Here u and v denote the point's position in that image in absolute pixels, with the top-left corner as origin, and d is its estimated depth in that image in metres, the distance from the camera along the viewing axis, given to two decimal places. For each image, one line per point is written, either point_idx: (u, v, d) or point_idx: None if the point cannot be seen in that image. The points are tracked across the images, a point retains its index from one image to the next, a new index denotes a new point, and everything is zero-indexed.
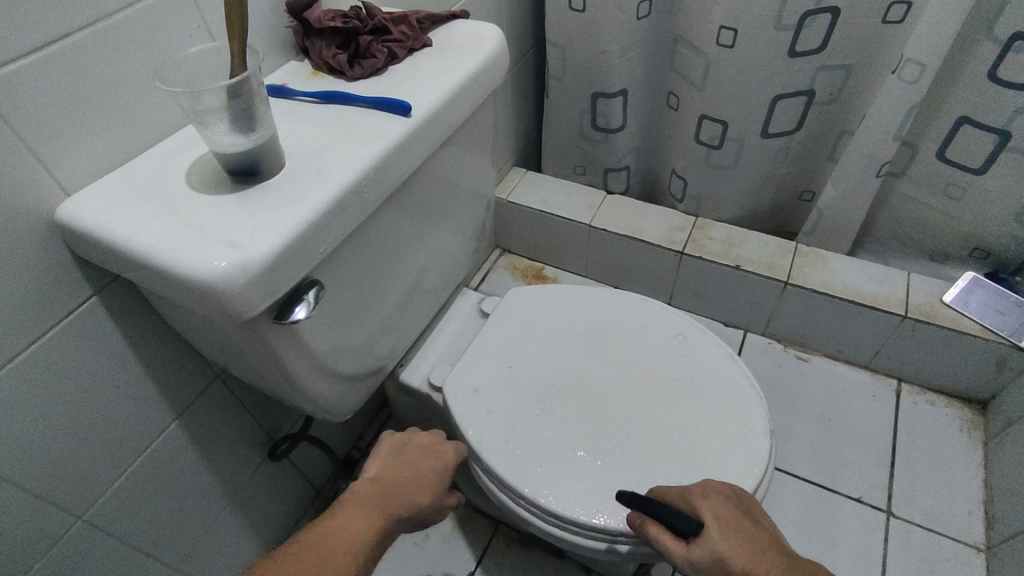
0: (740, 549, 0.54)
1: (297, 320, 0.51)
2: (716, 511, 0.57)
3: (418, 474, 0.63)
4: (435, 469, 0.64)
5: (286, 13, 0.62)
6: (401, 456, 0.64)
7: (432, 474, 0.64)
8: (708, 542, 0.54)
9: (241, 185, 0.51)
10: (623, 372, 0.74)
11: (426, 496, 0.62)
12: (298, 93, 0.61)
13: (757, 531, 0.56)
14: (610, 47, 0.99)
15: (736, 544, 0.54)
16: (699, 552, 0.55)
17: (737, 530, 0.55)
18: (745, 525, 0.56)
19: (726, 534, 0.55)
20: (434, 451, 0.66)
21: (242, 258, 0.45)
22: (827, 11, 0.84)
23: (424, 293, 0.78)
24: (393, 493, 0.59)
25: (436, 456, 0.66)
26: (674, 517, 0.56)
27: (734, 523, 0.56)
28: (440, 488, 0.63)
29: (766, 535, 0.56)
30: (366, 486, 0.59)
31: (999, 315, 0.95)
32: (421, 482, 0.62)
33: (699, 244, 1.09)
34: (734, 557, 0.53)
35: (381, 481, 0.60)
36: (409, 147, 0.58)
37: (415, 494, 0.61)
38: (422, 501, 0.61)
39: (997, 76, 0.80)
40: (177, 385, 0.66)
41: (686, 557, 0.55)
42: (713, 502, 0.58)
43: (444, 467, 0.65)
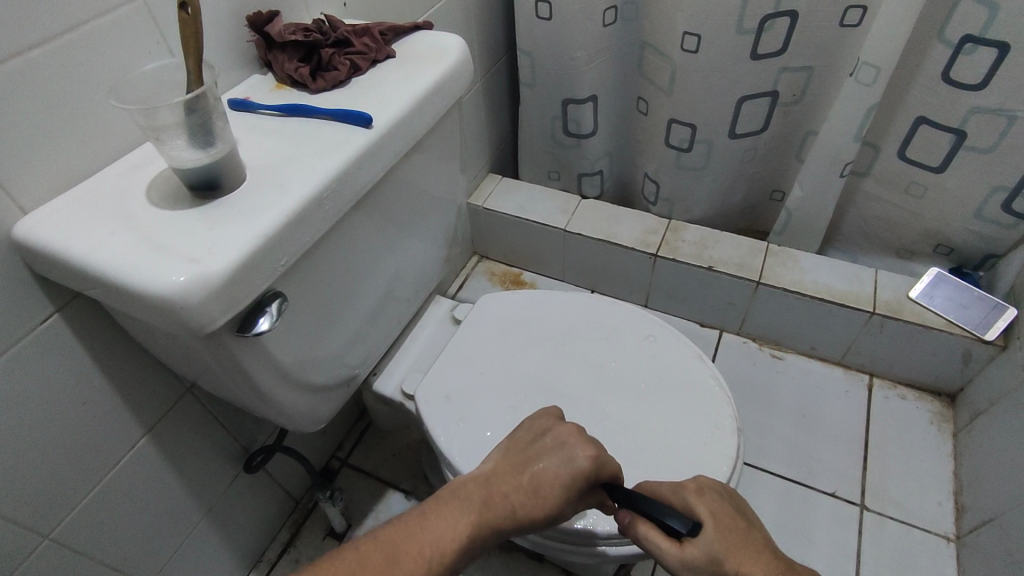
0: (738, 548, 0.52)
1: (260, 332, 0.52)
2: (711, 509, 0.54)
3: (536, 480, 0.53)
4: (557, 481, 0.53)
5: (247, 26, 0.62)
6: (525, 455, 0.55)
7: (550, 482, 0.53)
8: (706, 541, 0.52)
9: (201, 199, 0.51)
10: (595, 375, 0.75)
11: (536, 509, 0.53)
12: (260, 107, 0.61)
13: (751, 531, 0.54)
14: (577, 54, 1.00)
15: (732, 544, 0.52)
16: (694, 552, 0.51)
17: (733, 529, 0.53)
18: (739, 523, 0.54)
19: (722, 533, 0.53)
20: (567, 453, 0.54)
21: (200, 272, 0.45)
22: (786, 14, 0.86)
23: (395, 301, 0.79)
24: (494, 502, 0.53)
25: (565, 463, 0.53)
26: (667, 517, 0.52)
27: (730, 522, 0.54)
28: (561, 500, 0.53)
29: (760, 536, 0.54)
30: (468, 486, 0.54)
31: (963, 309, 0.98)
32: (533, 490, 0.53)
33: (672, 246, 1.10)
34: (731, 557, 0.51)
35: (487, 482, 0.54)
36: (370, 159, 0.59)
37: (520, 504, 0.53)
38: (530, 514, 0.53)
39: (949, 77, 0.83)
40: (147, 400, 0.66)
41: (680, 557, 0.51)
42: (709, 500, 0.55)
43: (573, 478, 0.53)
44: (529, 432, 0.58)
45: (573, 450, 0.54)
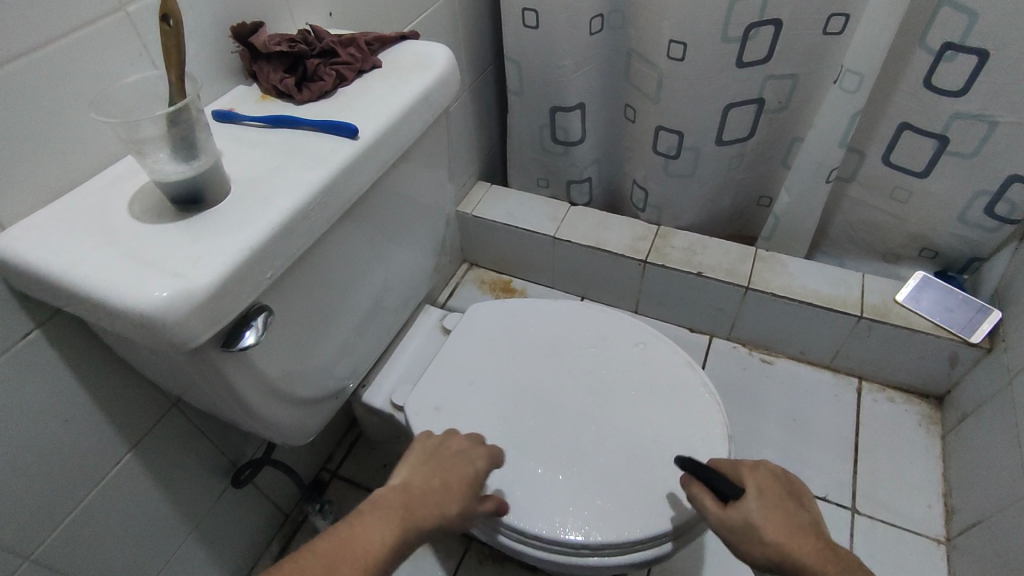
0: (776, 522, 0.56)
1: (246, 346, 0.51)
2: (759, 483, 0.59)
3: (449, 481, 0.60)
4: (464, 478, 0.61)
5: (231, 37, 0.61)
6: (430, 463, 0.62)
7: (459, 481, 0.61)
8: (746, 508, 0.57)
9: (185, 213, 0.51)
10: (586, 383, 0.74)
11: (450, 506, 0.58)
12: (245, 118, 0.60)
13: (800, 514, 0.57)
14: (565, 62, 1.01)
15: (773, 518, 0.56)
16: (734, 515, 0.57)
17: (777, 505, 0.57)
18: (786, 503, 0.58)
19: (766, 505, 0.57)
20: (465, 456, 0.63)
21: (185, 287, 0.45)
22: (770, 23, 0.86)
23: (383, 312, 0.78)
24: (416, 505, 0.57)
25: (466, 463, 0.63)
26: (716, 478, 0.59)
27: (777, 500, 0.58)
28: (468, 497, 0.60)
29: (805, 516, 0.57)
30: (388, 497, 0.57)
31: (948, 312, 0.99)
32: (449, 490, 0.59)
33: (662, 252, 1.11)
34: (767, 527, 0.56)
35: (406, 489, 0.58)
36: (357, 170, 0.58)
37: (439, 503, 0.58)
38: (446, 512, 0.58)
39: (931, 83, 0.84)
40: (131, 415, 0.65)
41: (721, 517, 0.58)
42: (760, 476, 0.60)
43: (476, 474, 0.62)
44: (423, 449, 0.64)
45: (472, 456, 0.64)
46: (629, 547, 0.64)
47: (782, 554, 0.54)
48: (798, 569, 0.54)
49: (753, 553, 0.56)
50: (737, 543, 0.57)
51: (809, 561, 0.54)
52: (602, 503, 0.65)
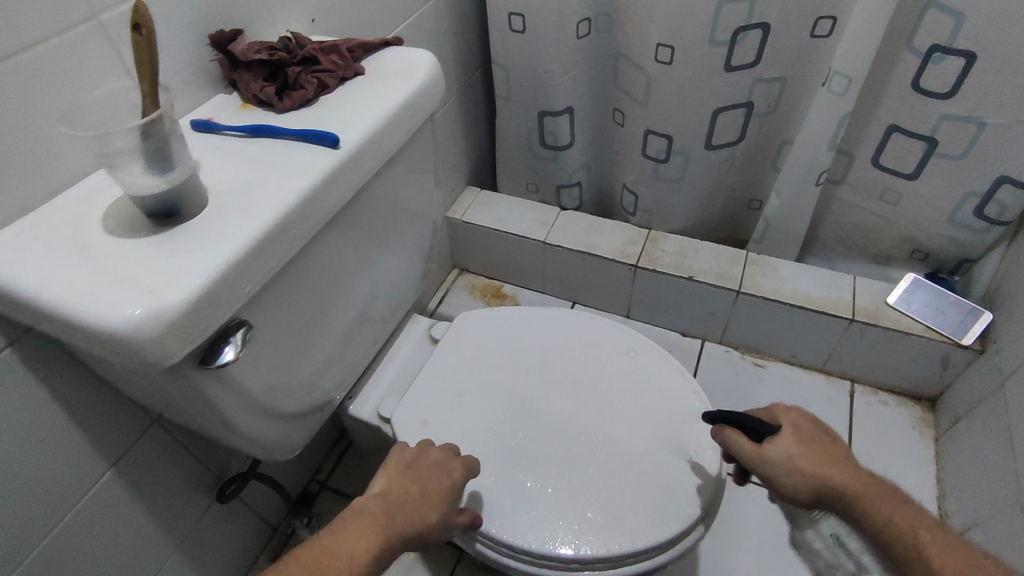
0: (814, 456, 0.56)
1: (224, 363, 0.49)
2: (792, 421, 0.60)
3: (427, 491, 0.59)
4: (442, 488, 0.60)
5: (208, 45, 0.60)
6: (409, 472, 0.61)
7: (438, 492, 0.60)
8: (783, 444, 0.57)
9: (160, 227, 0.49)
10: (576, 392, 0.73)
11: (429, 516, 0.58)
12: (224, 127, 0.59)
13: (836, 446, 0.58)
14: (552, 67, 1.00)
15: (811, 452, 0.57)
16: (772, 451, 0.58)
17: (813, 440, 0.58)
18: (820, 438, 0.58)
19: (802, 440, 0.58)
20: (443, 467, 0.62)
21: (158, 304, 0.43)
22: (758, 26, 0.86)
23: (370, 322, 0.77)
24: (396, 513, 0.56)
25: (444, 474, 0.62)
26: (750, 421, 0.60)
27: (813, 435, 0.58)
28: (445, 508, 0.60)
29: (842, 450, 0.58)
30: (368, 504, 0.56)
31: (940, 314, 0.98)
32: (427, 501, 0.59)
33: (653, 257, 1.10)
34: (806, 461, 0.56)
35: (384, 498, 0.57)
36: (339, 180, 0.57)
37: (418, 514, 0.57)
38: (424, 522, 0.57)
39: (919, 86, 0.84)
40: (109, 433, 0.63)
41: (758, 455, 0.58)
42: (794, 415, 0.60)
43: (453, 486, 0.62)
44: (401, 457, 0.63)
45: (450, 466, 0.63)
46: (619, 561, 0.63)
47: (825, 483, 0.55)
48: (841, 497, 0.55)
49: (794, 487, 0.56)
50: (776, 480, 0.57)
51: (853, 489, 0.54)
52: (593, 516, 0.64)
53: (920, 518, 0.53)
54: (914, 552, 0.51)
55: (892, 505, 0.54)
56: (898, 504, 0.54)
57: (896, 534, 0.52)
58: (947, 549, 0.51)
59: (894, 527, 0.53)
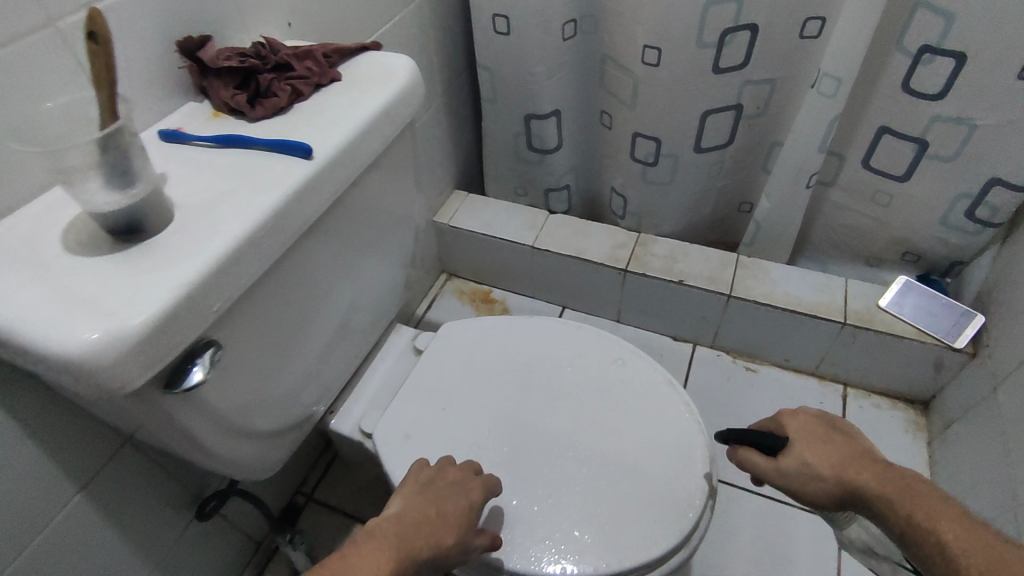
0: (828, 456, 0.56)
1: (191, 385, 0.48)
2: (803, 427, 0.59)
3: (443, 512, 0.57)
4: (458, 509, 0.58)
5: (176, 52, 0.57)
6: (425, 493, 0.58)
7: (453, 513, 0.57)
8: (797, 452, 0.57)
9: (123, 244, 0.47)
10: (563, 404, 0.72)
11: (445, 538, 0.55)
12: (194, 138, 0.56)
13: (849, 441, 0.57)
14: (537, 69, 0.98)
15: (825, 453, 0.56)
16: (787, 462, 0.57)
17: (825, 441, 0.57)
18: (832, 438, 0.58)
19: (814, 443, 0.57)
20: (459, 487, 0.60)
21: (118, 327, 0.41)
22: (746, 27, 0.84)
23: (351, 335, 0.75)
24: (410, 535, 0.53)
25: (460, 494, 0.59)
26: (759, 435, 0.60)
27: (824, 435, 0.58)
28: (463, 529, 0.57)
29: (856, 444, 0.57)
30: (381, 526, 0.54)
31: (932, 317, 0.97)
32: (443, 522, 0.56)
33: (642, 261, 1.09)
34: (822, 464, 0.56)
35: (400, 519, 0.55)
36: (312, 192, 0.55)
37: (433, 535, 0.55)
38: (441, 543, 0.55)
39: (910, 87, 0.82)
40: (78, 455, 0.61)
41: (776, 469, 0.58)
42: (801, 419, 0.60)
43: (471, 506, 0.59)
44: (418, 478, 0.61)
45: (467, 487, 0.60)
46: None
47: (842, 486, 0.54)
48: (861, 497, 0.54)
49: (815, 493, 0.56)
50: (799, 489, 0.57)
51: (871, 487, 0.53)
52: (580, 534, 0.63)
53: (947, 509, 0.50)
54: (942, 548, 0.48)
55: (917, 499, 0.51)
56: (924, 498, 0.51)
57: (924, 530, 0.50)
58: (977, 541, 0.48)
59: (921, 524, 0.50)
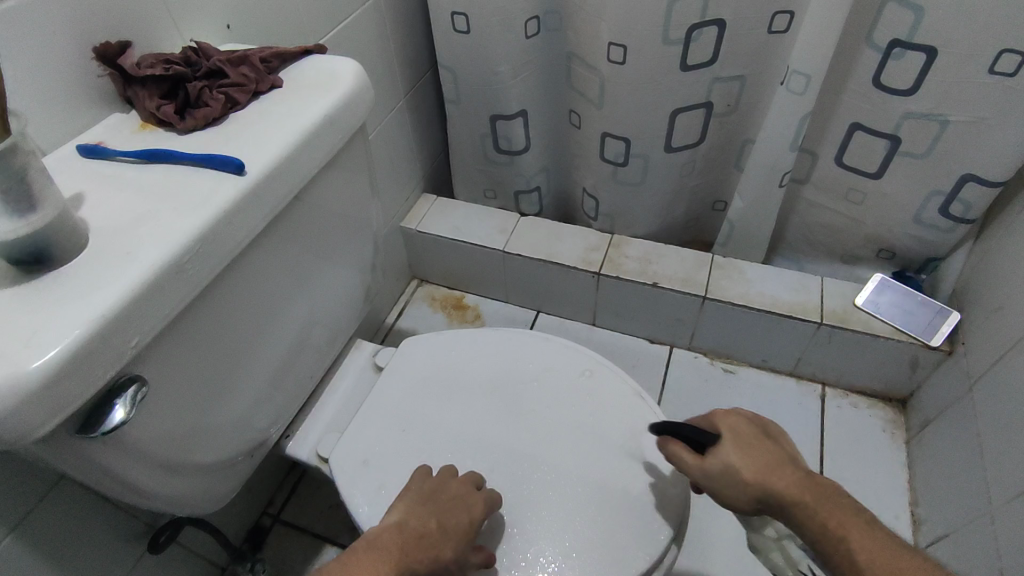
0: (754, 461, 0.54)
1: (114, 424, 0.44)
2: (734, 427, 0.57)
3: (443, 527, 0.55)
4: (458, 524, 0.56)
5: (93, 59, 0.53)
6: (428, 505, 0.57)
7: (454, 529, 0.55)
8: (724, 453, 0.54)
9: (28, 274, 0.43)
10: (530, 421, 0.69)
11: (442, 553, 0.54)
12: (115, 153, 0.52)
13: (777, 448, 0.55)
14: (500, 68, 0.95)
15: (751, 458, 0.54)
16: (712, 462, 0.55)
17: (755, 445, 0.55)
18: (762, 441, 0.55)
19: (742, 446, 0.55)
20: (462, 502, 0.58)
21: (13, 372, 0.37)
22: (712, 23, 0.81)
23: (305, 355, 0.71)
24: (408, 550, 0.53)
25: (462, 508, 0.57)
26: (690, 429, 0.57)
27: (753, 439, 0.55)
28: (463, 545, 0.55)
29: (785, 453, 0.55)
30: (383, 536, 0.54)
31: (909, 315, 0.96)
32: (442, 537, 0.54)
33: (616, 263, 1.06)
34: (747, 468, 0.53)
35: (400, 531, 0.54)
36: (246, 211, 0.51)
37: (431, 550, 0.53)
38: (437, 559, 0.53)
39: (880, 82, 0.80)
40: (4, 495, 0.56)
41: (700, 467, 0.55)
42: (733, 419, 0.57)
43: (473, 522, 0.56)
44: (427, 486, 0.60)
45: (470, 501, 0.58)
46: None
47: (765, 494, 0.52)
48: (782, 504, 0.52)
49: (736, 497, 0.54)
50: (719, 491, 0.54)
51: (793, 498, 0.52)
52: (548, 563, 0.60)
53: (860, 520, 0.51)
54: (849, 558, 0.50)
55: (832, 508, 0.52)
56: (839, 509, 0.52)
57: (835, 539, 0.50)
58: (884, 554, 0.49)
59: (835, 531, 0.51)
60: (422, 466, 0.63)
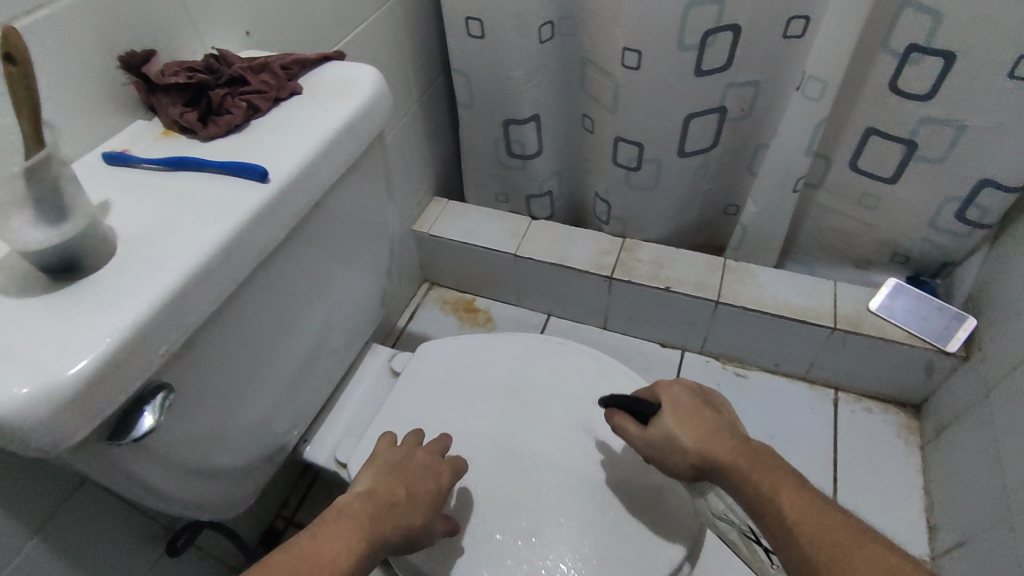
0: (692, 430, 0.59)
1: (143, 433, 0.44)
2: (674, 399, 0.62)
3: (413, 495, 0.57)
4: (427, 493, 0.58)
5: (118, 67, 0.54)
6: (397, 473, 0.58)
7: (422, 497, 0.57)
8: (664, 423, 0.60)
9: (59, 282, 0.44)
10: (545, 426, 0.69)
11: (413, 519, 0.55)
12: (140, 160, 0.53)
13: (714, 416, 0.60)
14: (515, 73, 0.95)
15: (688, 427, 0.59)
16: (653, 432, 0.61)
17: (693, 414, 0.60)
18: (701, 411, 0.61)
19: (680, 416, 0.60)
20: (429, 470, 0.60)
21: (47, 380, 0.38)
22: (728, 28, 0.81)
23: (323, 360, 0.71)
24: (381, 516, 0.53)
25: (431, 478, 0.59)
26: (634, 402, 0.62)
27: (691, 409, 0.61)
28: (431, 512, 0.57)
29: (721, 420, 0.60)
30: (354, 506, 0.53)
31: (923, 320, 0.95)
32: (412, 505, 0.56)
33: (628, 267, 1.06)
34: (684, 437, 0.59)
35: (372, 500, 0.54)
36: (270, 219, 0.51)
37: (403, 517, 0.54)
38: (409, 526, 0.55)
39: (897, 87, 0.80)
40: (29, 498, 0.57)
41: (643, 437, 0.61)
42: (675, 391, 0.63)
43: (440, 490, 0.59)
44: (393, 455, 0.61)
45: (436, 471, 0.60)
46: None
47: (701, 459, 0.57)
48: (718, 469, 0.57)
49: (676, 464, 0.59)
50: (661, 458, 0.60)
51: (727, 462, 0.57)
52: (567, 569, 0.60)
53: (796, 485, 0.54)
54: (785, 521, 0.52)
55: (767, 471, 0.55)
56: (773, 472, 0.55)
57: (764, 500, 0.54)
58: (815, 514, 0.51)
59: (768, 495, 0.54)
60: (384, 435, 0.63)
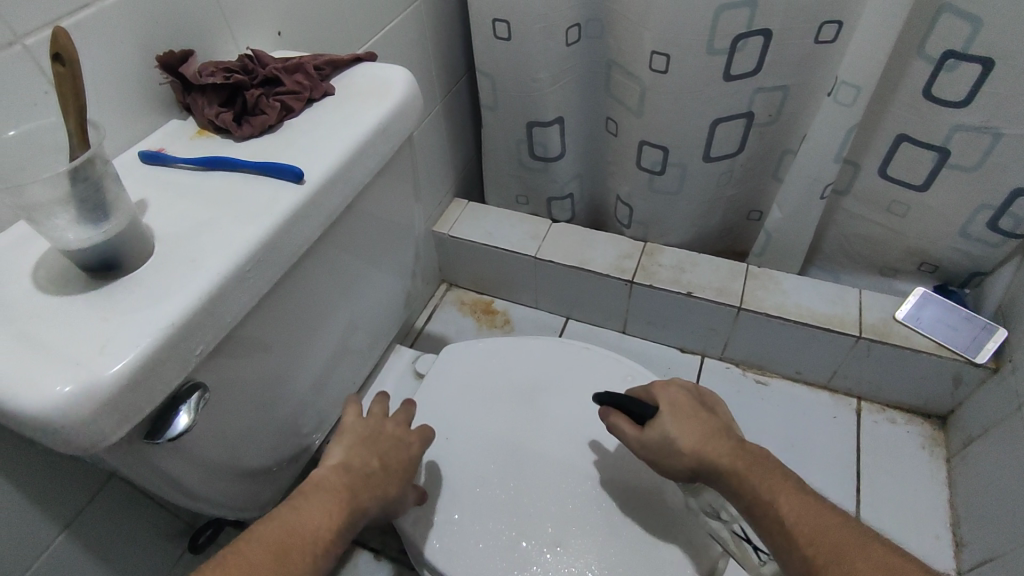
0: (691, 432, 0.58)
1: (176, 433, 0.44)
2: (672, 400, 0.61)
3: (387, 464, 0.57)
4: (400, 462, 0.58)
5: (155, 67, 0.54)
6: (369, 443, 0.57)
7: (395, 466, 0.57)
8: (662, 424, 0.59)
9: (97, 280, 0.44)
10: (570, 431, 0.69)
11: (389, 489, 0.56)
12: (176, 159, 0.53)
13: (711, 418, 0.60)
14: (540, 75, 0.95)
15: (687, 428, 0.59)
16: (650, 432, 0.60)
17: (691, 416, 0.60)
18: (698, 413, 0.60)
19: (678, 417, 0.60)
20: (400, 439, 0.60)
21: (89, 379, 0.38)
22: (759, 33, 0.80)
23: (347, 360, 0.71)
24: (358, 489, 0.53)
25: (402, 448, 0.59)
26: (633, 403, 0.61)
27: (689, 410, 0.60)
28: (405, 480, 0.58)
29: (718, 422, 0.60)
30: (329, 479, 0.53)
31: (951, 330, 0.94)
32: (386, 474, 0.56)
33: (649, 271, 1.05)
34: (682, 438, 0.58)
35: (346, 472, 0.54)
36: (304, 219, 0.51)
37: (378, 487, 0.55)
38: (386, 494, 0.56)
39: (931, 94, 0.79)
40: (59, 493, 0.57)
41: (639, 437, 0.60)
42: (673, 392, 0.62)
43: (411, 459, 0.59)
44: (361, 424, 0.59)
45: (407, 439, 0.60)
46: None
47: (697, 460, 0.57)
48: (714, 471, 0.57)
49: (673, 466, 0.58)
50: (657, 458, 0.59)
51: (724, 464, 0.56)
52: None
53: (788, 484, 0.55)
54: (779, 520, 0.53)
55: (762, 474, 0.55)
56: (767, 473, 0.55)
57: (764, 503, 0.54)
58: (807, 512, 0.52)
59: (763, 495, 0.54)
60: (351, 400, 0.61)
